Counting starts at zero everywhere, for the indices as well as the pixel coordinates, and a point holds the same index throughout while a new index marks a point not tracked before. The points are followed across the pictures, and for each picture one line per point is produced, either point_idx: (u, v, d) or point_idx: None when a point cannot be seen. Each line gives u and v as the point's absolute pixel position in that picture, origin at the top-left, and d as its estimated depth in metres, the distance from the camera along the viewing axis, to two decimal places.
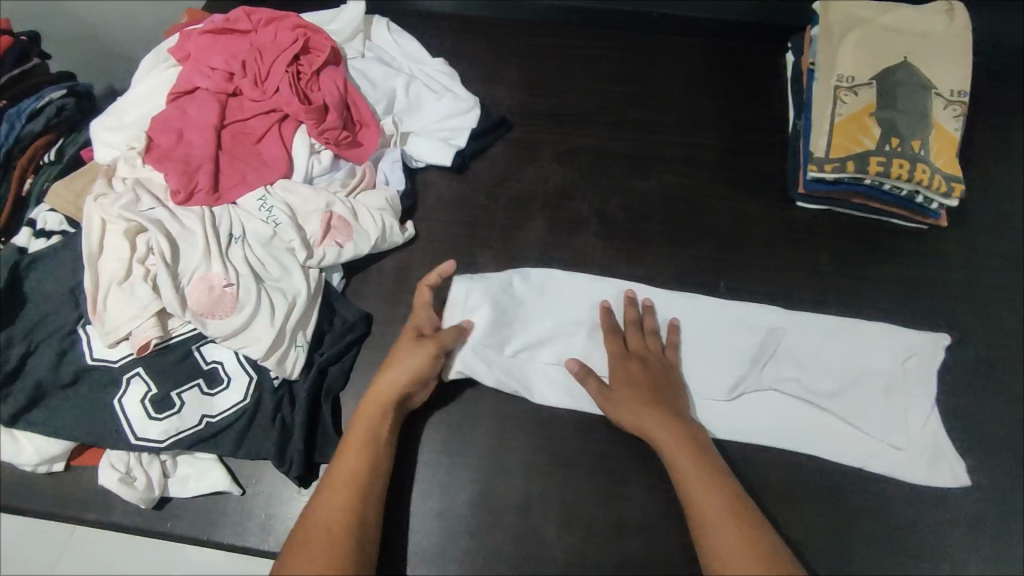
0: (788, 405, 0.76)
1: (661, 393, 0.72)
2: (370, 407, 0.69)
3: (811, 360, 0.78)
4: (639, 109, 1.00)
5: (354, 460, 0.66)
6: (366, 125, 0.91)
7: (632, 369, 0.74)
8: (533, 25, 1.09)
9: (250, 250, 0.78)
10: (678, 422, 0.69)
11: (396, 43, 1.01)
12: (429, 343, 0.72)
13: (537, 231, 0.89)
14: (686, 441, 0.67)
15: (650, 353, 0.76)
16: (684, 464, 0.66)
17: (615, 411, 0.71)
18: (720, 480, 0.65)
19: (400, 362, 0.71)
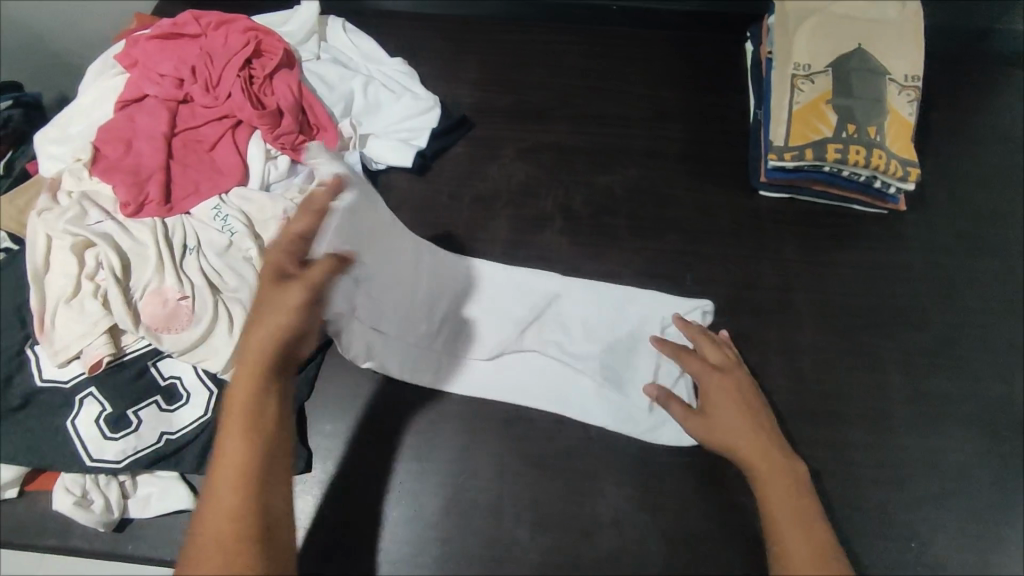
0: (543, 365, 0.79)
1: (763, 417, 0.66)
2: (244, 374, 0.51)
3: (577, 324, 0.81)
4: (601, 103, 0.99)
5: (260, 451, 0.50)
6: (323, 128, 0.88)
7: (726, 386, 0.68)
8: (492, 22, 1.08)
9: (206, 261, 0.76)
10: (777, 447, 0.63)
11: (353, 43, 0.99)
12: (300, 287, 0.53)
13: (501, 230, 0.88)
14: (779, 464, 0.61)
15: (742, 374, 0.71)
16: (773, 487, 0.59)
17: (705, 425, 0.66)
18: (807, 510, 0.57)
19: (258, 307, 0.53)
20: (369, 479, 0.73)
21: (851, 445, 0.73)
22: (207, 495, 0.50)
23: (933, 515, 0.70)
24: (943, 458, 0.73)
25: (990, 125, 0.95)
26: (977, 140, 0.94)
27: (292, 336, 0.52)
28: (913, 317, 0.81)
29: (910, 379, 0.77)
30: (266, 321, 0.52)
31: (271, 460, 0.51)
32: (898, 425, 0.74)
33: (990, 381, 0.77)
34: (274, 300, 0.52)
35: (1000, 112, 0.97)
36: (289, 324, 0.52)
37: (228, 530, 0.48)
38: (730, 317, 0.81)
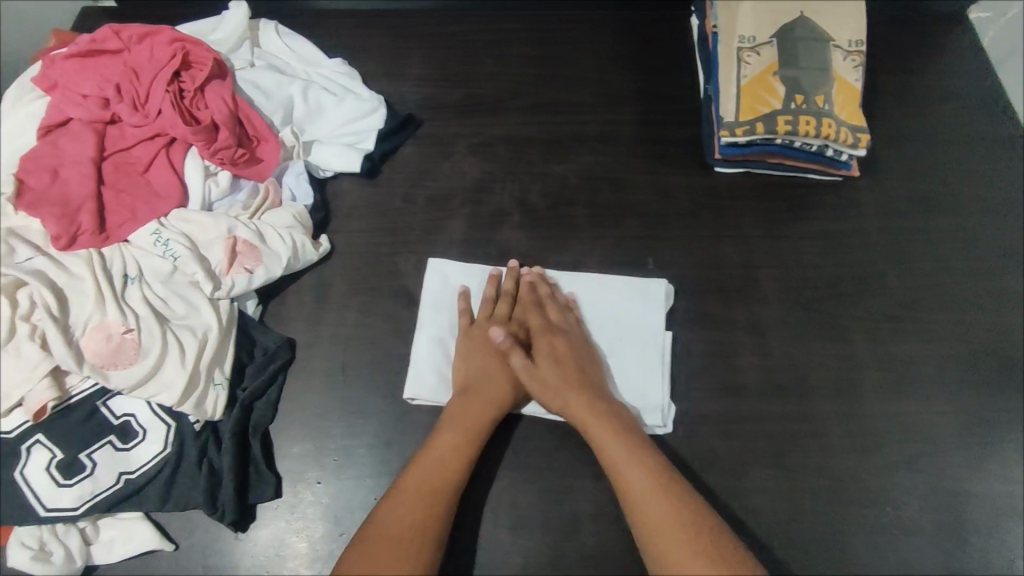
0: None
1: (591, 378, 0.70)
2: (461, 415, 0.68)
3: None
4: (550, 90, 0.97)
5: (433, 478, 0.64)
6: (264, 139, 0.86)
7: (563, 343, 0.72)
8: (433, 15, 1.05)
9: (150, 289, 0.73)
10: (596, 406, 0.67)
11: (289, 47, 0.96)
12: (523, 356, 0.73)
13: (458, 230, 0.86)
14: (608, 420, 0.65)
15: (574, 332, 0.75)
16: (608, 444, 0.64)
17: (546, 391, 0.69)
18: (643, 459, 0.62)
19: (483, 356, 0.73)
20: (342, 498, 0.71)
21: (822, 416, 0.74)
22: (387, 502, 0.62)
23: (906, 479, 0.71)
24: (907, 421, 0.74)
25: (934, 84, 0.96)
26: (924, 100, 0.95)
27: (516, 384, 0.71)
28: (873, 283, 0.81)
29: (873, 344, 0.78)
30: (491, 359, 0.73)
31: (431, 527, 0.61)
32: (866, 392, 0.75)
33: (951, 340, 0.78)
34: (513, 347, 0.74)
35: (942, 72, 0.97)
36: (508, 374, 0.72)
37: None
38: (695, 299, 0.81)
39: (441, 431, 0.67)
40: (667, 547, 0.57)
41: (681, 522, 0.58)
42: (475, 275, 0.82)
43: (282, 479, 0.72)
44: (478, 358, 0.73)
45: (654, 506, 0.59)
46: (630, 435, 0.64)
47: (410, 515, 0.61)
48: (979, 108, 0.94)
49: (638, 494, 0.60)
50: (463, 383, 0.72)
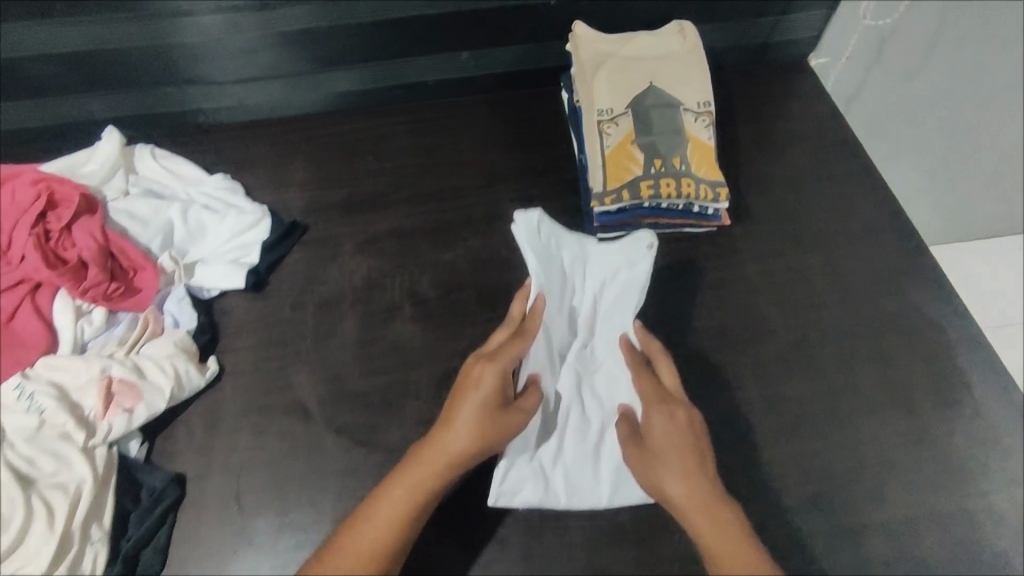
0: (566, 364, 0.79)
1: (703, 450, 0.68)
2: (406, 480, 0.65)
3: (601, 323, 0.81)
4: (434, 178, 1.00)
5: (409, 496, 0.65)
6: (140, 268, 0.84)
7: (669, 426, 0.69)
8: (316, 118, 1.09)
9: (15, 450, 0.68)
10: (706, 486, 0.66)
11: (165, 168, 0.96)
12: (515, 411, 0.68)
13: (350, 331, 0.85)
14: (712, 511, 0.65)
15: (681, 397, 0.72)
16: (699, 522, 0.64)
17: (648, 474, 0.68)
18: (730, 532, 0.64)
19: (466, 416, 0.66)
20: None
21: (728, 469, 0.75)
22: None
23: (807, 520, 0.73)
24: (802, 460, 0.76)
25: (787, 128, 1.04)
26: (782, 143, 1.02)
27: (485, 447, 0.67)
28: (757, 325, 0.84)
29: (766, 387, 0.80)
30: (467, 436, 0.66)
31: None
32: (761, 437, 0.77)
33: (836, 373, 0.81)
34: (495, 393, 0.68)
35: (794, 116, 1.06)
36: (497, 437, 0.67)
37: None
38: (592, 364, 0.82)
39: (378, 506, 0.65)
40: None
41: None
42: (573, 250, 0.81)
43: None
44: (454, 421, 0.67)
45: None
46: (738, 527, 0.64)
47: None
48: (832, 145, 1.02)
49: None
50: (429, 441, 0.67)
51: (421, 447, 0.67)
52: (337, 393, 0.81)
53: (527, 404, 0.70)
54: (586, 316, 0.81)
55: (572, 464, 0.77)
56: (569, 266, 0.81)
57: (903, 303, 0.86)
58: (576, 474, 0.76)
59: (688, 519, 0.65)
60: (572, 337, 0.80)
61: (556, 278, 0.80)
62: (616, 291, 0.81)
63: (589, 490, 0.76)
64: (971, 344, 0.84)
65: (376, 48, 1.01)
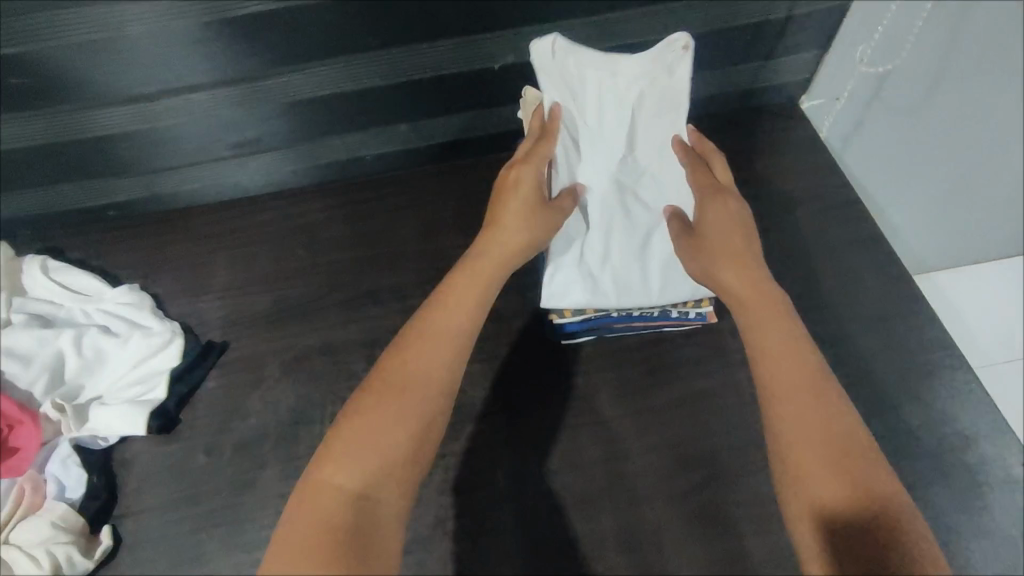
0: (605, 176, 0.73)
1: (751, 254, 0.66)
2: (428, 329, 0.61)
3: (651, 148, 0.72)
4: (373, 273, 0.88)
5: (441, 332, 0.61)
6: (19, 422, 0.70)
7: (723, 215, 0.67)
8: (240, 203, 0.95)
9: None
10: (766, 300, 0.63)
11: (62, 285, 0.83)
12: (552, 214, 0.68)
13: (272, 480, 0.73)
14: (781, 322, 0.62)
15: (744, 207, 0.69)
16: (769, 329, 0.61)
17: (699, 265, 0.67)
18: (802, 351, 0.60)
19: (506, 219, 0.67)
20: None
21: None
22: (353, 409, 0.56)
23: None
24: None
25: (778, 187, 0.90)
26: (772, 209, 0.88)
27: (527, 247, 0.67)
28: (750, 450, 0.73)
29: (761, 531, 0.69)
30: (521, 230, 0.67)
31: (362, 525, 0.50)
32: None
33: None
34: (528, 205, 0.67)
35: (786, 173, 0.91)
36: (533, 237, 0.67)
37: (325, 530, 0.49)
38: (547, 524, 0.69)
39: (390, 361, 0.59)
40: (807, 454, 0.54)
41: (839, 436, 0.55)
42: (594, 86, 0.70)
43: None
44: (491, 235, 0.67)
45: (810, 439, 0.55)
46: (794, 335, 0.61)
47: (358, 425, 0.54)
48: (830, 206, 0.88)
49: (814, 419, 0.56)
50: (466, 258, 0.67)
51: (469, 263, 0.67)
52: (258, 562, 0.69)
53: (562, 202, 0.69)
54: (623, 134, 0.71)
55: (620, 268, 0.74)
56: (600, 96, 0.70)
57: (915, 405, 0.74)
58: (625, 275, 0.74)
59: (751, 328, 0.62)
60: (608, 152, 0.72)
61: (575, 91, 0.70)
62: (655, 106, 0.70)
63: (645, 290, 0.74)
64: (1000, 454, 0.72)
65: (300, 128, 0.87)
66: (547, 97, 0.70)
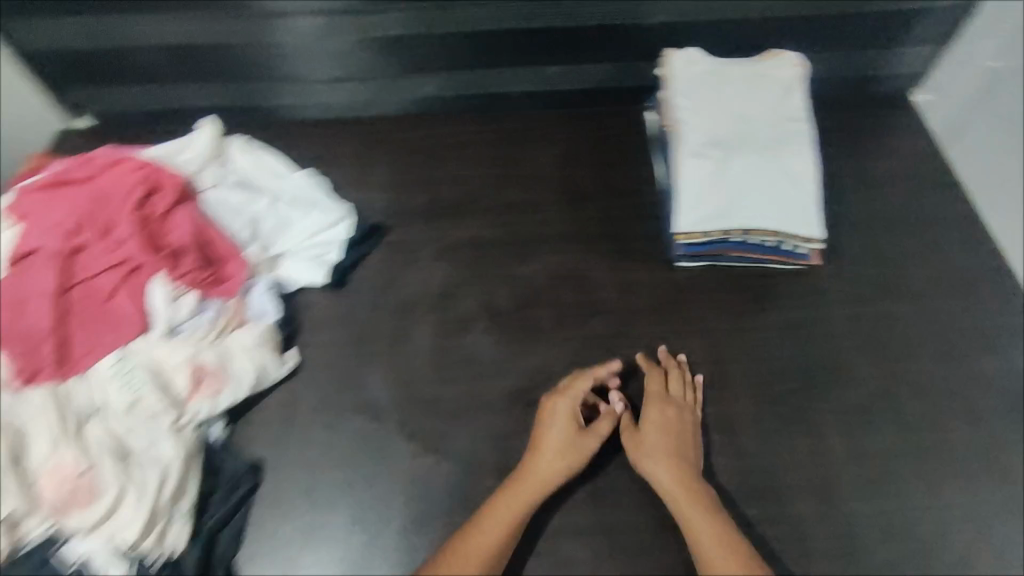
0: (725, 127, 0.87)
1: (690, 448, 0.77)
2: (472, 539, 0.70)
3: (763, 112, 0.88)
4: (514, 190, 1.01)
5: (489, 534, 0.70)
6: (230, 258, 0.86)
7: (663, 419, 0.78)
8: (403, 119, 1.10)
9: (111, 424, 0.72)
10: (697, 491, 0.73)
11: (256, 161, 0.97)
12: (591, 438, 0.76)
13: (424, 337, 0.86)
14: (708, 509, 0.71)
15: (693, 415, 0.80)
16: (698, 520, 0.70)
17: (643, 462, 0.75)
18: (731, 540, 0.69)
19: (545, 446, 0.75)
20: None
21: (800, 516, 0.76)
22: None
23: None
24: (870, 513, 0.76)
25: (884, 166, 1.00)
26: (876, 184, 0.98)
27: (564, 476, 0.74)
28: (840, 374, 0.83)
29: (844, 439, 0.79)
30: (556, 456, 0.74)
31: None
32: (841, 491, 0.77)
33: (918, 431, 0.80)
34: (566, 438, 0.75)
35: (893, 156, 1.01)
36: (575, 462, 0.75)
37: None
38: (652, 399, 0.84)
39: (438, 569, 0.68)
40: None
41: None
42: (711, 64, 0.91)
43: None
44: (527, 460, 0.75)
45: None
46: (720, 518, 0.71)
47: None
48: (931, 189, 0.98)
49: None
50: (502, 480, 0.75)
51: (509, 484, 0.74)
52: (410, 397, 0.82)
53: (599, 425, 0.77)
54: (739, 96, 0.89)
55: (739, 193, 0.83)
56: (716, 73, 0.90)
57: (990, 363, 0.84)
58: (744, 199, 0.83)
59: (681, 517, 0.71)
60: (728, 108, 0.88)
61: (697, 70, 0.91)
62: (761, 82, 0.90)
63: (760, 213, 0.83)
64: None
65: (462, 59, 1.01)
66: (674, 71, 0.91)
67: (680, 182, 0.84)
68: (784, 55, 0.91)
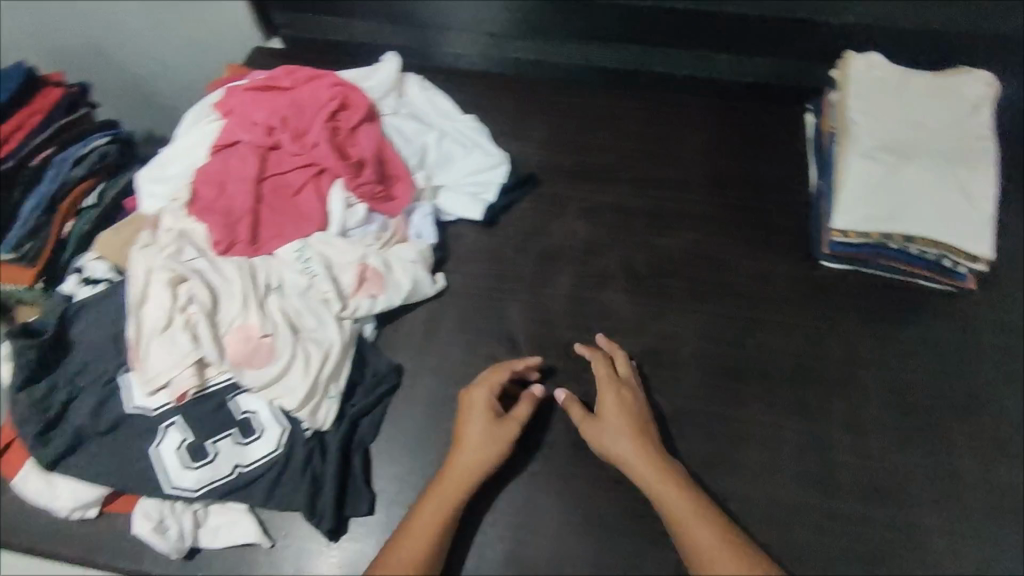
0: (903, 133, 0.87)
1: (645, 424, 0.76)
2: (422, 510, 0.70)
3: (945, 124, 0.87)
4: (664, 165, 1.03)
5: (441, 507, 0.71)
6: (400, 179, 0.93)
7: (622, 401, 0.77)
8: (565, 83, 1.14)
9: (287, 301, 0.79)
10: (665, 459, 0.73)
11: (429, 100, 1.05)
12: (512, 424, 0.75)
13: (565, 284, 0.92)
14: (677, 482, 0.71)
15: (641, 395, 0.80)
16: (670, 496, 0.70)
17: (605, 445, 0.75)
18: (703, 512, 0.69)
19: (467, 435, 0.74)
20: (433, 525, 0.76)
21: (923, 528, 0.77)
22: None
23: None
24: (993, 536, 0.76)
25: None
26: None
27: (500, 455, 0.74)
28: (976, 398, 0.84)
29: (980, 464, 0.80)
30: (475, 439, 0.74)
31: None
32: (967, 504, 0.78)
33: None
34: (489, 426, 0.75)
35: None
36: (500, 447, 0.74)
37: None
38: (784, 385, 0.84)
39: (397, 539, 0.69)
40: None
41: None
42: (894, 71, 0.91)
43: (376, 498, 0.77)
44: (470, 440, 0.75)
45: None
46: (688, 490, 0.71)
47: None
48: None
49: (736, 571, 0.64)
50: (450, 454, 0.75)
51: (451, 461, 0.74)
52: (549, 337, 0.88)
53: (517, 412, 0.76)
54: (921, 106, 0.88)
55: (906, 202, 0.84)
56: (897, 80, 0.90)
57: None
58: (910, 208, 0.84)
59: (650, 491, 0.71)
60: (908, 115, 0.88)
61: (878, 75, 0.91)
62: (948, 94, 0.88)
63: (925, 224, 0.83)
64: None
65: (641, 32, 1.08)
66: (853, 73, 0.91)
67: (844, 182, 0.86)
68: (976, 72, 0.89)
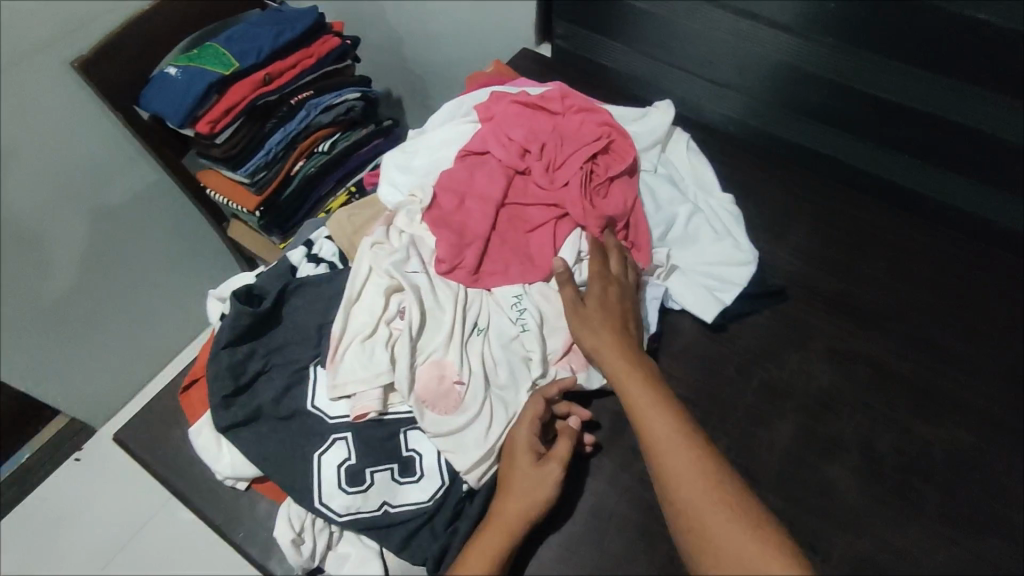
0: None
1: (628, 325, 0.73)
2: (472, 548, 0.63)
3: None
4: (944, 332, 0.84)
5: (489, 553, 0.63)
6: (637, 248, 0.83)
7: (603, 291, 0.74)
8: (844, 190, 0.98)
9: (488, 347, 0.73)
10: (637, 359, 0.70)
11: (691, 164, 0.93)
12: (551, 469, 0.65)
13: (784, 435, 0.78)
14: (642, 376, 0.68)
15: (628, 294, 0.76)
16: (635, 389, 0.67)
17: (581, 331, 0.72)
18: (665, 406, 0.65)
19: (516, 483, 0.65)
20: None
21: None
22: None
23: None
24: None
25: None
26: None
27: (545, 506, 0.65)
28: None
29: None
30: (529, 491, 0.65)
31: None
32: None
33: None
34: (519, 468, 0.66)
35: None
36: (524, 496, 0.65)
37: None
38: None
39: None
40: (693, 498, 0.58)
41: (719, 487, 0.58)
42: None
43: None
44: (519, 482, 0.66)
45: (687, 482, 0.59)
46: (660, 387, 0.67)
47: None
48: None
49: (686, 465, 0.60)
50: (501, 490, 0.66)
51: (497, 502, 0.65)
52: None
53: (558, 451, 0.66)
54: None
55: None
56: None
57: None
58: None
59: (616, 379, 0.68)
60: None
61: None
62: None
63: None
64: None
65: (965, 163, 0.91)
66: None
67: None
68: None
